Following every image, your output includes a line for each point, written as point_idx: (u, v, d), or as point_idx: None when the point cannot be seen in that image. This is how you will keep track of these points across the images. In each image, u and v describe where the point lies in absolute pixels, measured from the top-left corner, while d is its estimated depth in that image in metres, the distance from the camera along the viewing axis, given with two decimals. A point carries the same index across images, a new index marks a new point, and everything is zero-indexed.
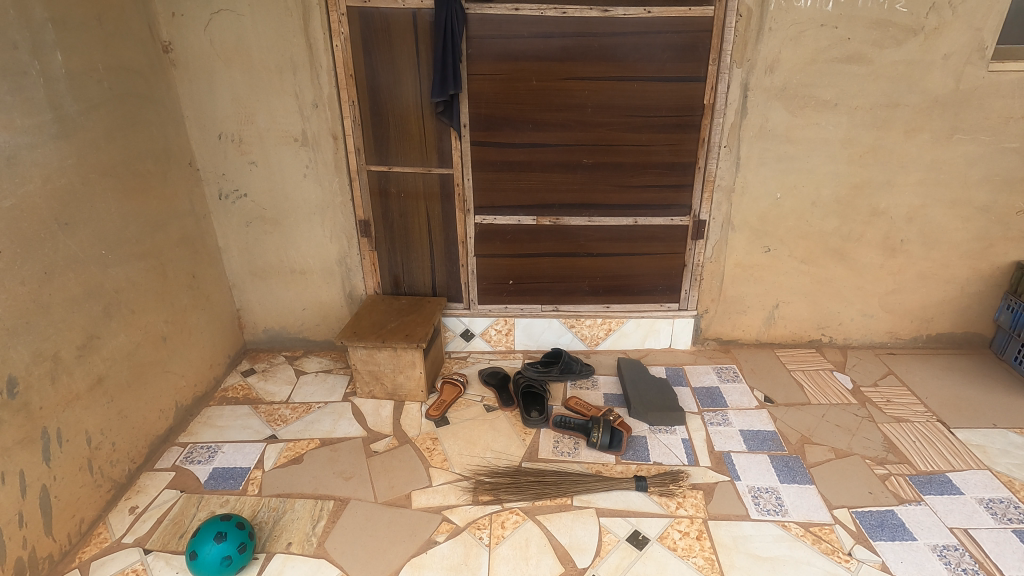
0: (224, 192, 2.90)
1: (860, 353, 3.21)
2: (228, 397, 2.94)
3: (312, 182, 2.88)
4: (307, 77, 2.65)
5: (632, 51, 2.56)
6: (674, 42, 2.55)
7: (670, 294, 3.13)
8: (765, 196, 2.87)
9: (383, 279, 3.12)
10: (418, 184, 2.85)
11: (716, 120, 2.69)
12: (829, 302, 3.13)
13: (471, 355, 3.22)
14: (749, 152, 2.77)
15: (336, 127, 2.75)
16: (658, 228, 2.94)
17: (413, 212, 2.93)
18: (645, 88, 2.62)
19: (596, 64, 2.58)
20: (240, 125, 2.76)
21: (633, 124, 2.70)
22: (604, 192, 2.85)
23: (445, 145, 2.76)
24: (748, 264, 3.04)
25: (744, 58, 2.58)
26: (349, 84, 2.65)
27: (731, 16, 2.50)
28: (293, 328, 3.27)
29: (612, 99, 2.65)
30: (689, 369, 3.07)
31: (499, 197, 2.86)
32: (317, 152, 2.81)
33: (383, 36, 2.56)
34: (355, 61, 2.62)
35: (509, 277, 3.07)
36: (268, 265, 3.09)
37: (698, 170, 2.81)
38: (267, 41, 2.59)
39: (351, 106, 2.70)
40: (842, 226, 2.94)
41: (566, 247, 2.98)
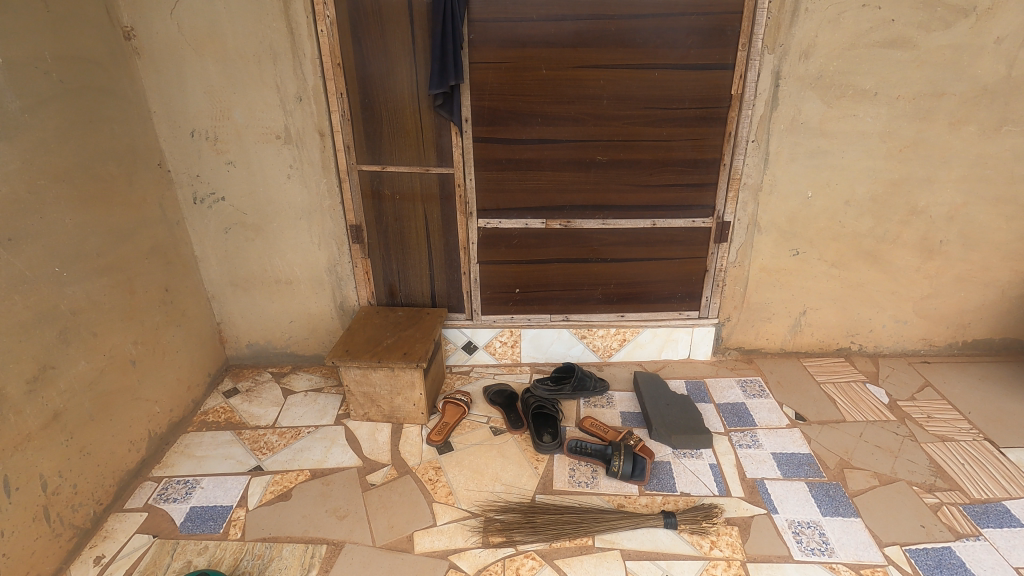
0: (199, 196, 2.61)
1: (891, 362, 2.99)
2: (209, 421, 2.67)
3: (297, 183, 2.60)
4: (289, 67, 2.36)
5: (653, 36, 2.29)
6: (699, 25, 2.28)
7: (689, 301, 2.88)
8: (795, 194, 2.63)
9: (377, 288, 2.85)
10: (414, 186, 2.58)
11: (744, 113, 2.44)
12: (860, 308, 2.90)
13: (474, 370, 2.97)
14: (778, 147, 2.52)
15: (323, 123, 2.46)
16: (678, 230, 2.69)
17: (410, 216, 2.66)
18: (668, 78, 2.36)
19: (614, 49, 2.31)
20: (215, 121, 2.47)
21: (653, 118, 2.44)
22: (619, 192, 2.60)
23: (444, 142, 2.49)
24: (774, 269, 2.80)
25: (777, 43, 2.32)
26: (337, 75, 2.36)
27: None
28: (280, 342, 3.00)
29: (631, 89, 2.38)
30: (711, 383, 2.84)
31: (504, 199, 2.60)
32: (302, 151, 2.52)
33: (374, 20, 2.27)
34: (342, 48, 2.33)
35: (516, 285, 2.82)
36: (251, 275, 2.82)
37: (722, 168, 2.56)
38: (243, 26, 2.29)
39: (340, 99, 2.41)
40: (877, 226, 2.70)
41: (578, 253, 2.73)
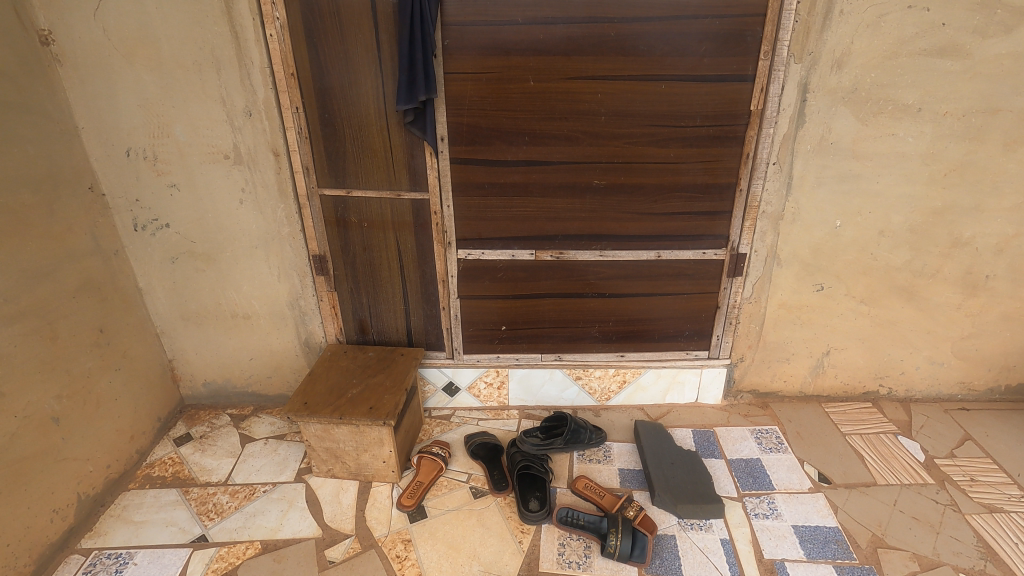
0: (141, 222, 2.29)
1: (925, 408, 2.66)
2: (154, 477, 2.37)
3: (250, 209, 2.27)
4: (236, 77, 2.02)
5: (659, 43, 1.95)
6: (715, 30, 1.93)
7: (698, 340, 2.56)
8: (821, 223, 2.29)
9: (346, 324, 2.54)
10: (385, 212, 2.26)
11: (765, 131, 2.10)
12: (890, 349, 2.57)
13: (456, 415, 2.67)
14: (803, 170, 2.19)
15: (277, 141, 2.13)
16: (686, 263, 2.36)
17: (380, 245, 2.33)
18: (677, 92, 2.02)
19: (613, 56, 1.96)
20: (153, 139, 2.14)
21: (658, 137, 2.10)
22: (619, 220, 2.27)
23: (417, 164, 2.16)
24: (794, 306, 2.48)
25: (805, 51, 1.98)
26: (291, 86, 2.03)
27: None
28: (240, 381, 2.70)
29: (634, 104, 2.04)
30: (722, 433, 2.52)
31: (487, 227, 2.28)
32: (255, 173, 2.20)
33: (332, 23, 1.94)
34: (297, 56, 1.99)
35: (502, 323, 2.50)
36: (204, 309, 2.50)
37: (738, 194, 2.22)
38: (180, 30, 1.95)
39: (296, 114, 2.08)
40: (914, 259, 2.37)
41: (572, 287, 2.41)
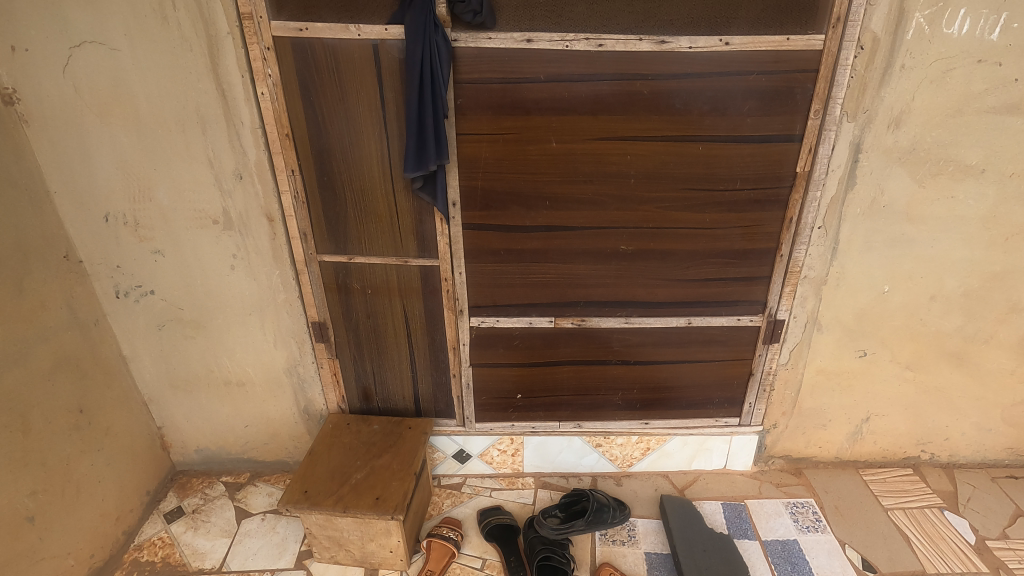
0: (122, 289, 2.09)
1: (969, 475, 2.48)
2: (142, 562, 2.18)
3: (243, 275, 2.07)
4: (223, 138, 1.81)
5: (698, 102, 1.73)
6: (761, 87, 1.72)
7: (728, 406, 2.37)
8: (868, 288, 2.09)
9: (348, 391, 2.34)
10: (390, 279, 2.05)
11: (812, 194, 1.89)
12: (935, 414, 2.39)
13: (468, 484, 2.49)
14: (851, 234, 1.98)
15: (271, 205, 1.92)
16: (718, 329, 2.17)
17: (385, 312, 2.14)
18: (715, 153, 1.81)
19: (646, 116, 1.75)
20: (133, 203, 1.93)
21: (693, 201, 1.89)
22: (647, 286, 2.07)
23: (426, 229, 1.95)
24: (834, 372, 2.28)
25: (860, 109, 1.76)
26: (285, 148, 1.82)
27: (850, 50, 1.66)
28: (235, 448, 2.51)
29: (667, 166, 1.83)
30: (754, 507, 2.35)
31: (502, 294, 2.08)
32: (247, 238, 1.99)
33: (331, 80, 1.72)
34: (292, 116, 1.78)
35: (517, 390, 2.31)
36: (194, 376, 2.31)
37: (778, 259, 2.02)
38: (159, 88, 1.74)
39: (291, 177, 1.87)
40: (967, 325, 2.17)
41: (594, 354, 2.22)
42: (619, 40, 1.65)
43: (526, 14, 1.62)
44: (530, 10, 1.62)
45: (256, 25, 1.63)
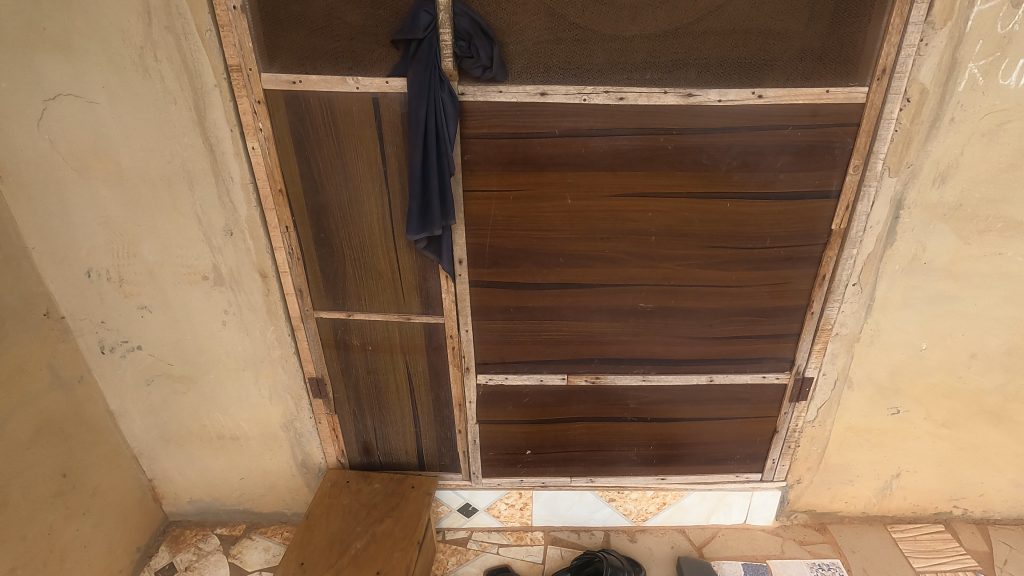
0: (108, 345, 1.97)
1: (1005, 533, 2.34)
2: None
3: (235, 331, 1.95)
4: (212, 193, 1.68)
5: (725, 157, 1.59)
6: (796, 142, 1.57)
7: (749, 462, 2.24)
8: (904, 346, 1.95)
9: (348, 445, 2.22)
10: (392, 336, 1.93)
11: (847, 251, 1.75)
12: (970, 471, 2.25)
13: (474, 539, 2.37)
14: (888, 292, 1.84)
15: (264, 262, 1.80)
16: (742, 387, 2.03)
17: (387, 368, 2.01)
18: (743, 211, 1.67)
19: (668, 171, 1.61)
20: (117, 258, 1.80)
21: (717, 259, 1.76)
22: (667, 344, 1.93)
23: (430, 286, 1.82)
24: (864, 429, 2.15)
25: (903, 164, 1.62)
26: (278, 204, 1.69)
27: (895, 103, 1.51)
28: (230, 500, 2.40)
29: (690, 223, 1.69)
30: (776, 569, 2.22)
31: (511, 351, 1.95)
32: (239, 294, 1.87)
33: (327, 134, 1.58)
34: (285, 171, 1.64)
35: (526, 446, 2.18)
36: (186, 430, 2.19)
37: (807, 317, 1.88)
38: (142, 142, 1.60)
39: (285, 233, 1.74)
40: (1008, 383, 2.03)
41: (609, 411, 2.09)
42: (641, 94, 1.50)
43: (540, 67, 1.48)
44: (545, 62, 1.48)
45: (245, 77, 1.50)
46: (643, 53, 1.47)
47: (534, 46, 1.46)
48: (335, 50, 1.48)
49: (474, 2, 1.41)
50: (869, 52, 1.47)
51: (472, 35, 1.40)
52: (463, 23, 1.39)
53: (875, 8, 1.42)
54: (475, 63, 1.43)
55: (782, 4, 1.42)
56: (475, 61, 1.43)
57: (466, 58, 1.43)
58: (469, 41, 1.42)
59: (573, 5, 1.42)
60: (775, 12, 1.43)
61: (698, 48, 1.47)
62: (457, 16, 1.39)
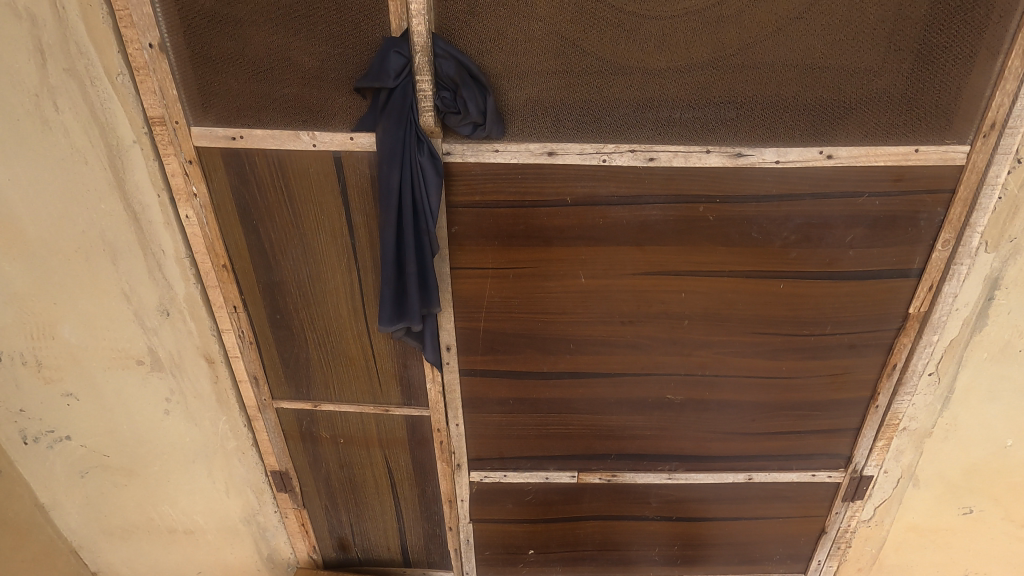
0: (30, 436, 1.65)
1: None
2: None
3: (181, 421, 1.62)
4: (140, 268, 1.36)
5: (781, 229, 1.26)
6: (871, 213, 1.24)
7: (791, 563, 1.91)
8: (986, 442, 1.61)
9: (321, 541, 1.90)
10: (368, 428, 1.60)
11: (925, 339, 1.41)
12: None
13: None
14: (971, 382, 1.50)
15: (209, 345, 1.48)
16: (787, 485, 1.70)
17: (363, 462, 1.68)
18: (800, 292, 1.34)
19: (709, 245, 1.28)
20: (31, 341, 1.48)
21: (765, 346, 1.42)
22: (698, 439, 1.60)
23: (412, 375, 1.50)
24: (932, 532, 1.79)
25: (1006, 237, 1.28)
26: (223, 281, 1.37)
27: (1004, 166, 1.18)
28: None
29: (732, 305, 1.36)
30: None
31: (511, 445, 1.62)
32: (183, 380, 1.54)
33: (278, 201, 1.26)
34: (229, 243, 1.32)
35: (529, 545, 1.85)
36: (129, 526, 1.86)
37: (868, 410, 1.55)
38: (49, 208, 1.28)
39: (233, 314, 1.42)
40: None
41: (627, 510, 1.76)
42: (677, 153, 1.18)
43: (547, 120, 1.15)
44: (553, 114, 1.15)
45: (171, 132, 1.18)
46: (679, 103, 1.15)
47: (540, 94, 1.13)
48: (284, 98, 1.15)
49: (461, 41, 1.09)
50: (969, 103, 1.13)
51: (458, 83, 1.08)
52: (448, 66, 1.07)
53: (985, 48, 1.09)
54: (463, 118, 1.10)
55: (863, 43, 1.09)
56: (461, 116, 1.10)
57: (451, 112, 1.11)
58: (455, 90, 1.09)
59: (591, 44, 1.10)
60: (852, 52, 1.10)
61: (752, 97, 1.14)
62: (439, 57, 1.07)
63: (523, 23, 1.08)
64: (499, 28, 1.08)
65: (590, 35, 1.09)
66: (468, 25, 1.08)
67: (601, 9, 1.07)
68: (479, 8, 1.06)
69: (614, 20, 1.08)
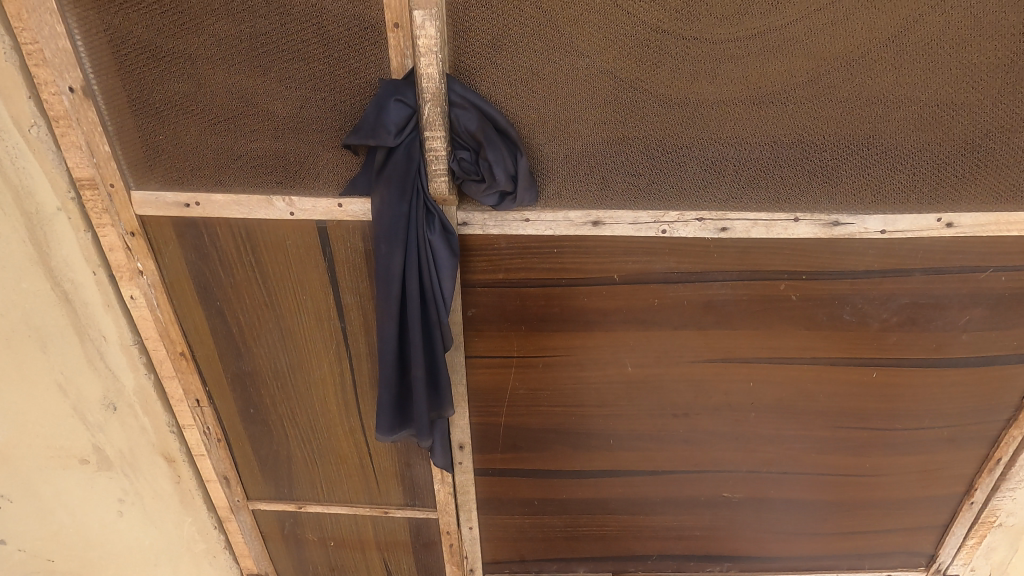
0: None
1: None
2: None
3: (138, 524, 1.35)
4: (78, 357, 1.09)
5: (879, 309, 1.01)
6: (993, 289, 0.99)
7: None
8: None
9: None
10: (363, 530, 1.34)
11: None
12: None
13: None
14: None
15: (169, 442, 1.21)
16: None
17: (358, 566, 1.41)
18: (894, 380, 1.09)
19: (787, 328, 1.03)
20: None
21: (846, 440, 1.17)
22: (759, 542, 1.33)
23: (416, 474, 1.23)
24: None
25: None
26: (181, 371, 1.10)
27: None
28: None
29: (810, 395, 1.11)
30: None
31: (534, 548, 1.36)
32: (138, 481, 1.27)
33: (246, 278, 0.99)
34: (187, 327, 1.06)
35: None
36: None
37: (960, 507, 1.28)
38: None
39: (196, 407, 1.15)
40: None
41: None
42: (756, 222, 0.92)
43: (592, 182, 0.89)
44: (600, 175, 0.89)
45: (105, 198, 0.91)
46: (762, 161, 0.88)
47: (584, 150, 0.88)
48: (252, 155, 0.89)
49: (483, 84, 0.83)
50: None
51: (481, 142, 0.82)
52: (467, 119, 0.82)
53: None
54: (486, 187, 0.85)
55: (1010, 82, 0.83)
56: (485, 185, 0.84)
57: (472, 178, 0.85)
58: (477, 150, 0.84)
59: (651, 86, 0.84)
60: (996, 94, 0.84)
61: (857, 152, 0.88)
62: (454, 106, 0.81)
63: (564, 61, 0.82)
64: (531, 67, 0.82)
65: (651, 75, 0.83)
66: (491, 63, 0.82)
67: (667, 41, 0.81)
68: (507, 41, 0.81)
69: (682, 56, 0.82)
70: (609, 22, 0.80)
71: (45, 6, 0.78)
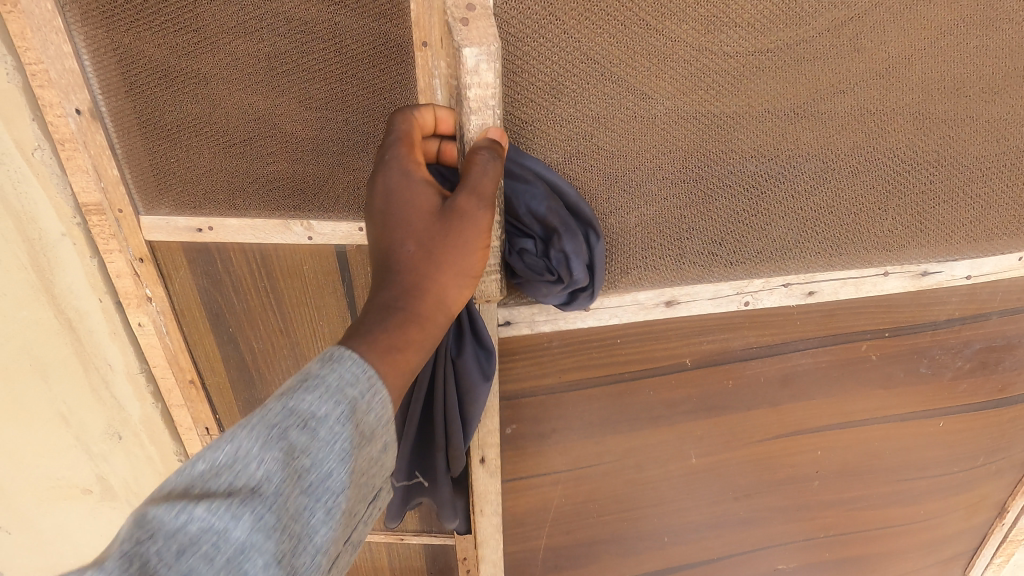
0: None
1: None
2: None
3: None
4: (81, 385, 1.04)
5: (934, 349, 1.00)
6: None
7: None
8: None
9: None
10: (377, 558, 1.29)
11: None
12: None
13: None
14: None
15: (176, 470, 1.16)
16: None
17: None
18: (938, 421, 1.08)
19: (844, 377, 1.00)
20: None
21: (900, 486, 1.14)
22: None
23: None
24: None
25: None
26: (191, 399, 1.06)
27: None
28: None
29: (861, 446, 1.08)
30: None
31: None
32: None
33: (260, 303, 0.95)
34: (197, 355, 1.01)
35: None
36: None
37: (982, 540, 1.27)
38: None
39: (205, 436, 1.11)
40: None
41: None
42: (845, 282, 0.89)
43: (664, 251, 0.84)
44: (666, 238, 0.83)
45: (112, 223, 0.87)
46: (833, 210, 0.84)
47: (653, 211, 0.82)
48: (268, 178, 0.85)
49: (539, 146, 0.76)
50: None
51: (556, 228, 0.74)
52: (539, 203, 0.74)
53: None
54: (561, 283, 0.77)
55: None
56: (564, 283, 0.76)
57: (543, 276, 0.76)
58: (545, 240, 0.76)
59: (723, 138, 0.80)
60: None
61: (938, 197, 0.86)
62: (523, 180, 0.74)
63: (628, 113, 0.77)
64: (593, 118, 0.76)
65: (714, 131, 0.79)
66: (557, 117, 0.75)
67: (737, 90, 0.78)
68: (565, 96, 0.75)
69: (750, 104, 0.78)
70: (684, 61, 0.75)
71: (50, 24, 0.73)
